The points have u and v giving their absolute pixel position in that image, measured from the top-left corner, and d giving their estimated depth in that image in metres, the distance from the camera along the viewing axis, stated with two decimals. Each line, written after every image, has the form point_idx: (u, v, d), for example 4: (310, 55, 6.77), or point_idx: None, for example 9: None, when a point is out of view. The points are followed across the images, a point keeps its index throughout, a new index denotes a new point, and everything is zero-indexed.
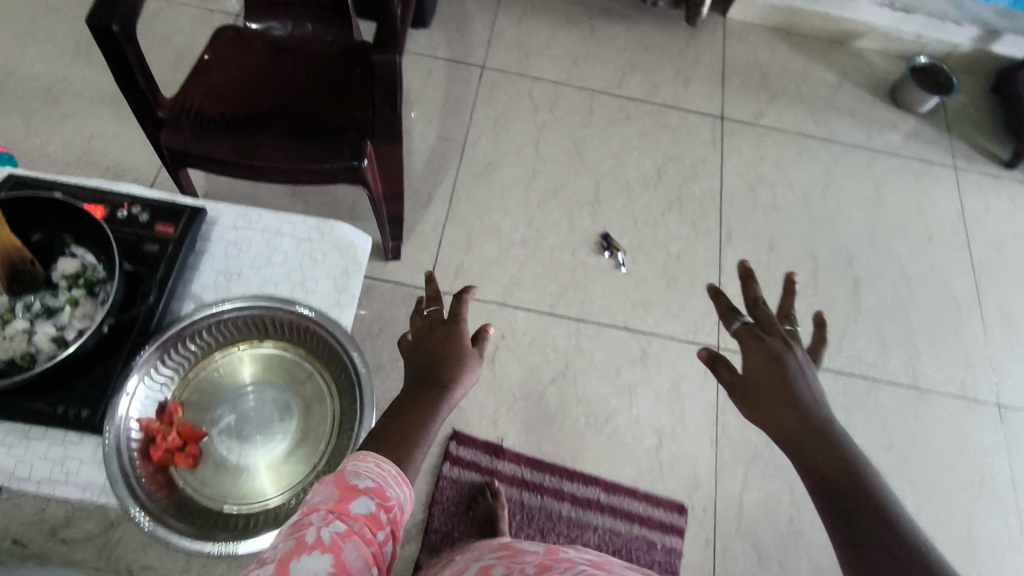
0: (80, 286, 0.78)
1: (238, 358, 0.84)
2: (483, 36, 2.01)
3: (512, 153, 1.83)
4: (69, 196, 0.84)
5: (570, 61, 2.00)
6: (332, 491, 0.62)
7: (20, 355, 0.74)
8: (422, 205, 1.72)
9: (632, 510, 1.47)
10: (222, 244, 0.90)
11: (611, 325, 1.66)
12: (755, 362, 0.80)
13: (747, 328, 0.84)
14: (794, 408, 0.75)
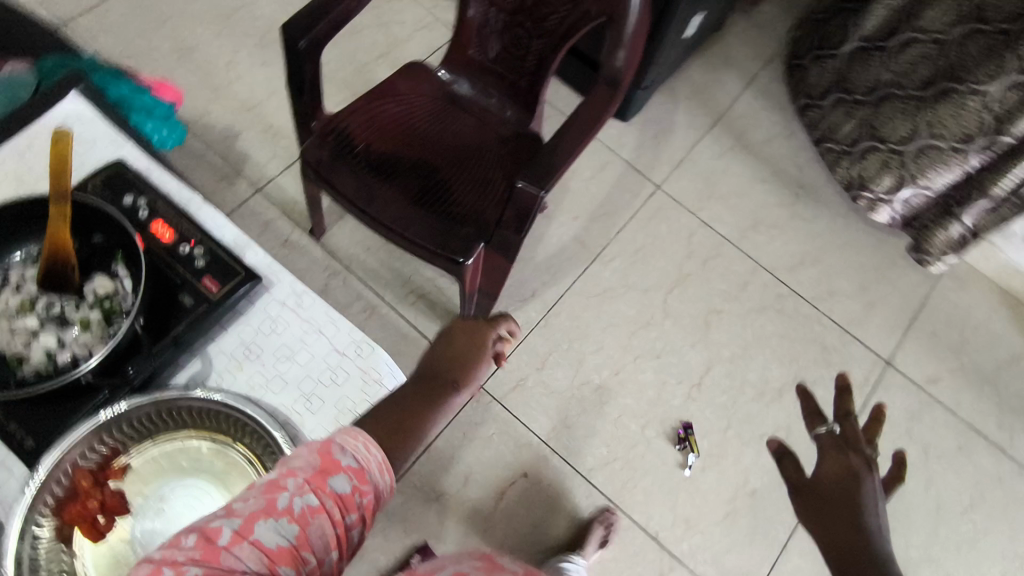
0: (101, 309, 0.75)
1: (208, 446, 0.76)
2: (676, 154, 1.84)
3: (637, 290, 1.66)
4: (150, 208, 0.82)
5: (751, 222, 1.78)
6: (313, 457, 0.56)
7: (14, 353, 0.72)
8: (522, 299, 1.61)
9: None
10: (264, 314, 0.84)
11: (641, 527, 1.44)
12: (832, 475, 0.72)
13: (835, 438, 0.75)
14: (859, 536, 0.67)
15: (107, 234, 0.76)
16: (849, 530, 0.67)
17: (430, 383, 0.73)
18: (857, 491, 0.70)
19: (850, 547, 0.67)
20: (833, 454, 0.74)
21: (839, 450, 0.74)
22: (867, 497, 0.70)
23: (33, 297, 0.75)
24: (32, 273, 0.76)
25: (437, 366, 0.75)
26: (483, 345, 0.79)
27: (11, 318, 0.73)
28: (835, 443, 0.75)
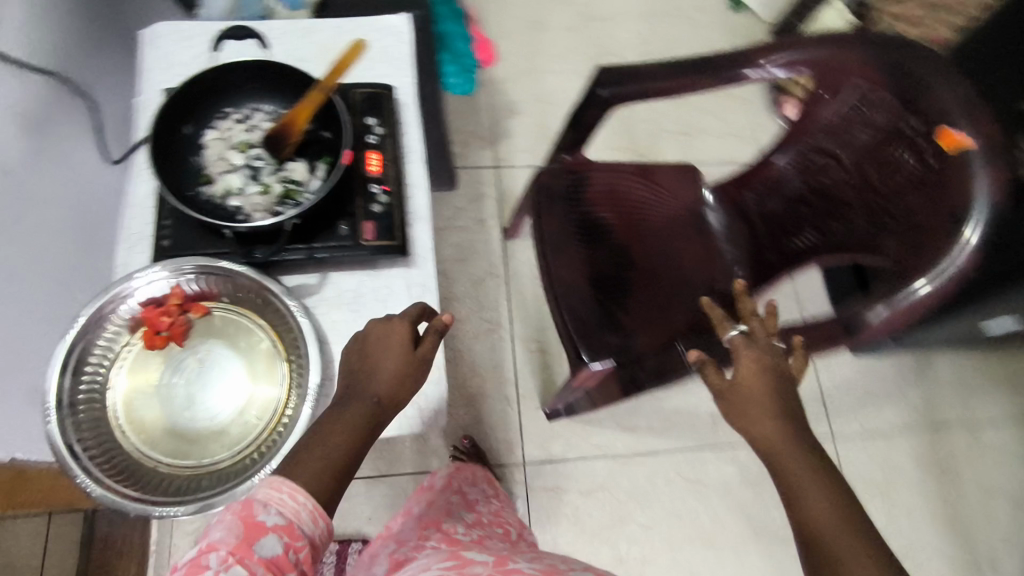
0: (283, 188, 0.83)
1: (266, 347, 0.82)
2: (873, 421, 1.51)
3: (730, 507, 1.44)
4: (378, 139, 0.88)
5: (907, 550, 1.41)
6: (236, 526, 0.56)
7: (208, 173, 0.82)
8: (622, 423, 1.48)
9: None
10: (389, 281, 0.86)
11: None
12: (751, 381, 0.80)
13: (741, 343, 0.84)
14: (784, 425, 0.77)
15: (333, 138, 0.83)
16: (771, 429, 0.77)
17: (349, 397, 0.73)
18: (778, 384, 0.80)
19: (774, 437, 0.76)
20: (743, 351, 0.83)
21: (749, 348, 0.84)
22: (782, 388, 0.80)
23: (251, 142, 0.84)
24: (265, 125, 0.85)
25: (360, 377, 0.74)
26: (399, 339, 0.76)
27: (227, 146, 0.83)
28: (743, 346, 0.84)
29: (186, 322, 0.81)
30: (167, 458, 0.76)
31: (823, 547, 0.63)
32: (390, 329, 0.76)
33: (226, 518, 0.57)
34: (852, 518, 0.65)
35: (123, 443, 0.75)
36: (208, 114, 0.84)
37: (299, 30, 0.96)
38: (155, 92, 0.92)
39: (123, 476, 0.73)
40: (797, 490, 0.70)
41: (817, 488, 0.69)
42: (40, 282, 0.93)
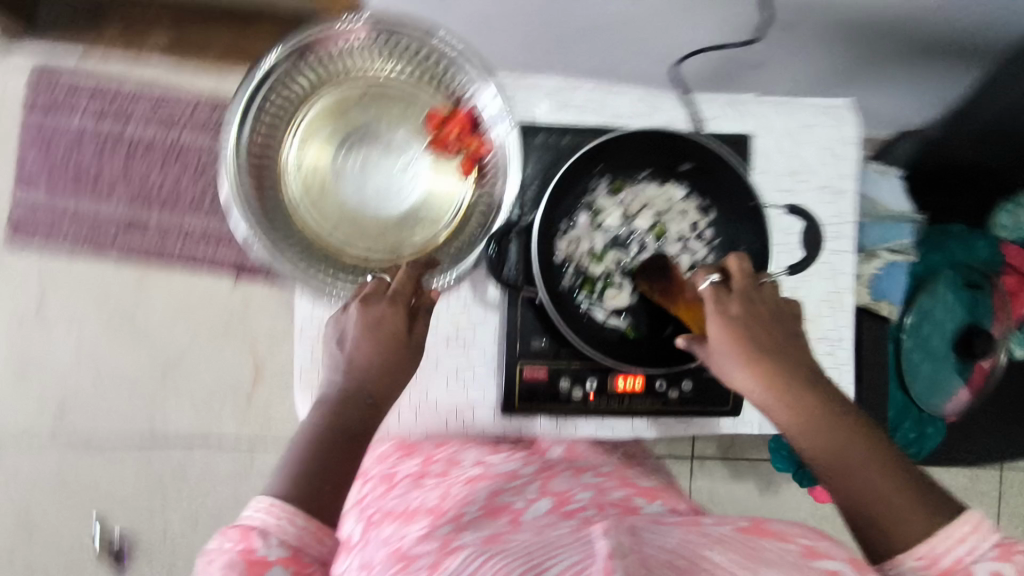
0: (599, 277, 0.66)
1: (418, 239, 0.71)
2: None
3: None
4: (656, 393, 0.69)
5: None
6: (236, 565, 0.42)
7: (625, 189, 0.67)
8: None
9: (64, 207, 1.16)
10: (474, 383, 0.71)
11: (84, 431, 1.21)
12: (722, 330, 0.54)
13: (723, 290, 0.55)
14: (777, 374, 0.53)
15: (655, 346, 0.65)
16: (758, 384, 0.53)
17: (341, 406, 0.53)
18: (758, 324, 0.55)
19: (772, 392, 0.53)
20: (711, 302, 0.55)
21: (726, 303, 0.55)
22: (764, 316, 0.56)
23: (663, 238, 0.67)
24: (686, 258, 0.67)
25: (358, 375, 0.55)
26: (392, 319, 0.56)
27: (659, 211, 0.67)
28: (718, 295, 0.55)
29: (447, 149, 0.70)
30: (293, 151, 0.70)
31: (891, 520, 0.48)
32: (376, 313, 0.56)
33: (223, 554, 0.43)
34: (909, 475, 0.49)
35: (304, 103, 0.70)
36: (704, 188, 0.66)
37: (835, 291, 0.75)
38: (762, 117, 0.75)
39: (269, 110, 0.67)
40: (826, 448, 0.51)
41: (862, 451, 0.50)
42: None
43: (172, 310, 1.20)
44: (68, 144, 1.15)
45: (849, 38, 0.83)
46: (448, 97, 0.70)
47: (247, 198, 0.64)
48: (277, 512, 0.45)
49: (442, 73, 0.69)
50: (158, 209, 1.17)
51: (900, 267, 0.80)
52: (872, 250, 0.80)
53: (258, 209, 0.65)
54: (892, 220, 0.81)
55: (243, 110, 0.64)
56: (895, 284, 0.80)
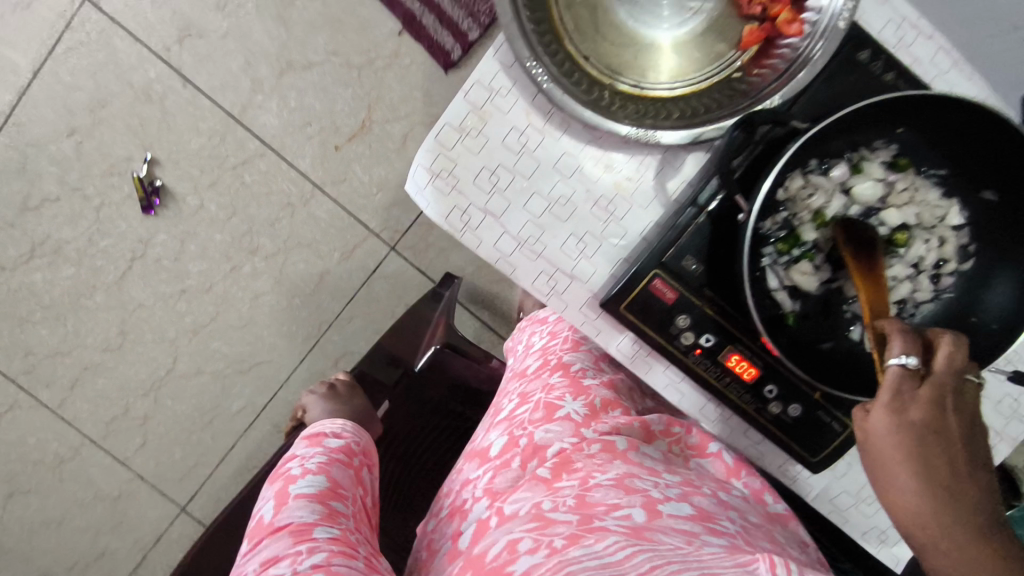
0: (805, 245, 0.53)
1: (647, 78, 0.57)
2: (169, 557, 1.34)
3: (212, 374, 1.30)
4: (759, 395, 0.58)
5: (60, 476, 1.31)
6: (306, 441, 0.71)
7: (904, 172, 0.52)
8: (352, 344, 1.31)
9: None
10: (589, 261, 0.62)
11: (190, 73, 1.21)
12: (893, 428, 0.49)
13: (916, 382, 0.48)
14: (932, 498, 0.49)
15: (805, 353, 0.54)
16: (898, 497, 0.50)
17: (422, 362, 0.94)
18: (933, 435, 0.49)
19: (915, 510, 0.49)
20: (888, 392, 0.49)
21: (906, 408, 0.49)
22: (946, 427, 0.50)
23: (900, 251, 0.53)
24: (904, 288, 0.54)
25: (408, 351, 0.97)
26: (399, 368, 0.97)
27: (917, 222, 0.53)
28: (904, 382, 0.49)
29: (750, 4, 0.55)
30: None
31: None
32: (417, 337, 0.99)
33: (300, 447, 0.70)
34: None
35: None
36: (988, 234, 0.52)
37: (997, 430, 0.64)
38: None
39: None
40: None
41: None
42: None
43: (330, 21, 1.20)
44: None
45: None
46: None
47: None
48: (332, 421, 0.74)
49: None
50: None
51: None
52: None
53: None
54: None
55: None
56: None
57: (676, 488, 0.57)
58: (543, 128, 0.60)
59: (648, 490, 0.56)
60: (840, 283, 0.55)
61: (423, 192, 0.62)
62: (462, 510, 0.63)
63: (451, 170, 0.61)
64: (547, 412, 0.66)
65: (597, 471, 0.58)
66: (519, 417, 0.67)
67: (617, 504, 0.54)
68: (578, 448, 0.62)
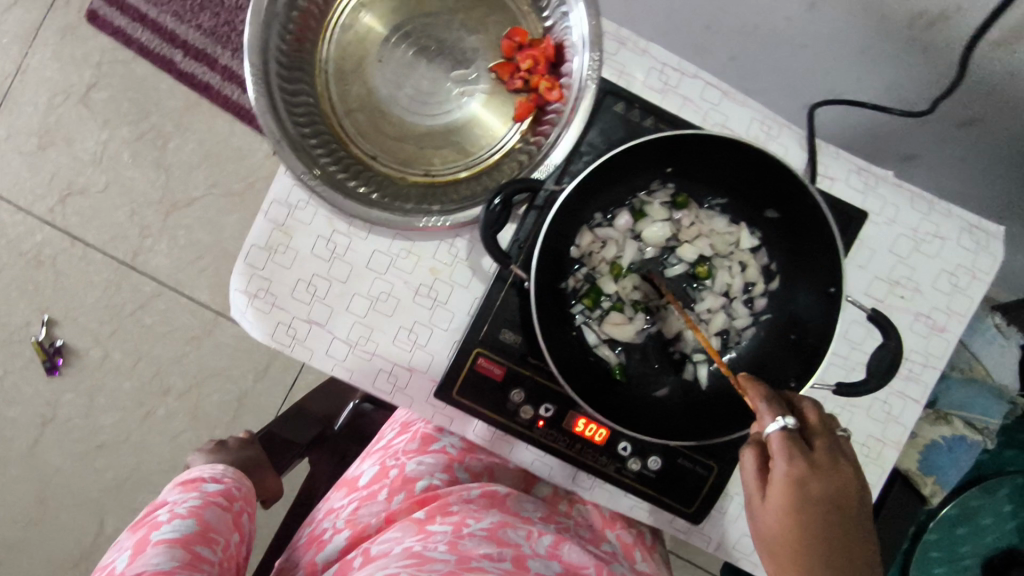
0: (613, 296, 0.53)
1: (437, 166, 0.59)
2: None
3: None
4: (615, 454, 0.55)
5: None
6: (179, 487, 0.64)
7: (687, 208, 0.53)
8: None
9: (147, 31, 1.21)
10: (424, 350, 0.60)
11: (77, 230, 1.21)
12: (792, 499, 0.46)
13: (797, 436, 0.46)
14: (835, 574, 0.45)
15: (640, 404, 0.52)
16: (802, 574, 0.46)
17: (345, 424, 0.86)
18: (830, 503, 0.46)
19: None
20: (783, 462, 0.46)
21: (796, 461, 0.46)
22: (846, 495, 0.47)
23: (705, 283, 0.53)
24: (721, 318, 0.53)
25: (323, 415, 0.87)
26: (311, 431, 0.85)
27: (715, 251, 0.53)
28: (794, 449, 0.46)
29: (512, 79, 0.58)
30: (349, 11, 0.59)
31: None
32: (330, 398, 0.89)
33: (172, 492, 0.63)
34: None
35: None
36: (782, 250, 0.52)
37: (879, 437, 0.60)
38: (887, 201, 0.61)
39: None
40: None
41: None
42: None
43: (205, 154, 1.23)
44: None
45: (1012, 140, 0.71)
46: (541, 23, 0.58)
47: (272, 34, 0.54)
48: (213, 466, 0.69)
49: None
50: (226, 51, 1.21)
51: (968, 445, 0.63)
52: (944, 412, 0.63)
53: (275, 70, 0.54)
54: (987, 390, 0.63)
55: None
56: (953, 465, 0.62)
57: (548, 539, 0.57)
58: (350, 230, 0.59)
59: (520, 543, 0.55)
60: (659, 325, 0.53)
61: (244, 316, 0.60)
62: (320, 539, 0.62)
63: (267, 288, 0.59)
64: (423, 443, 0.64)
65: (471, 517, 0.56)
66: (395, 446, 0.65)
67: (490, 556, 0.53)
68: (455, 491, 0.60)
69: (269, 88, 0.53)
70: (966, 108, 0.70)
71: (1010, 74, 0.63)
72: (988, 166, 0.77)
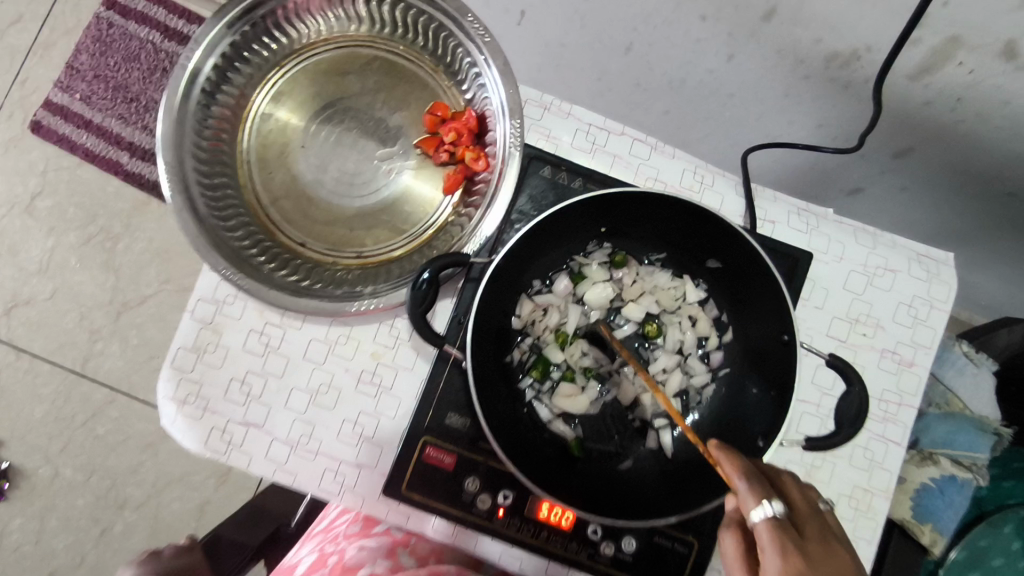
0: (562, 365, 0.50)
1: (369, 247, 0.56)
2: None
3: None
4: (585, 539, 0.50)
5: None
6: None
7: (627, 266, 0.51)
8: None
9: (93, 140, 1.20)
10: (371, 442, 0.55)
11: (22, 343, 1.16)
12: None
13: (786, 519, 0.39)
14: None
15: (603, 482, 0.48)
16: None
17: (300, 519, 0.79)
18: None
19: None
20: (775, 556, 0.38)
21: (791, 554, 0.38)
22: None
23: (656, 343, 0.50)
24: (678, 378, 0.50)
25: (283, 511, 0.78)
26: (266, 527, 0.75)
27: (662, 308, 0.51)
28: (786, 538, 0.39)
29: (437, 153, 0.57)
30: (268, 101, 0.57)
31: None
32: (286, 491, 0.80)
33: None
34: None
35: (298, 53, 0.58)
36: (730, 300, 0.50)
37: (865, 486, 0.57)
38: (833, 239, 0.60)
39: (241, 48, 0.55)
40: None
41: None
42: (607, 42, 0.76)
43: (156, 253, 1.20)
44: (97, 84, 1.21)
45: (946, 165, 0.71)
46: (462, 96, 0.58)
47: (187, 131, 0.53)
48: None
49: (454, 56, 0.57)
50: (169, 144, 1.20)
51: (959, 485, 0.59)
52: (929, 452, 0.60)
53: (192, 165, 0.53)
54: (969, 423, 0.60)
55: (212, 44, 0.53)
56: (948, 507, 0.58)
57: None
58: (283, 321, 0.56)
59: None
60: (614, 392, 0.50)
61: (173, 425, 0.55)
62: None
63: (197, 393, 0.55)
64: (366, 526, 0.61)
65: None
66: (336, 530, 0.62)
67: None
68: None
69: (187, 185, 0.52)
70: (893, 139, 0.71)
71: (928, 105, 0.63)
72: (929, 190, 0.77)
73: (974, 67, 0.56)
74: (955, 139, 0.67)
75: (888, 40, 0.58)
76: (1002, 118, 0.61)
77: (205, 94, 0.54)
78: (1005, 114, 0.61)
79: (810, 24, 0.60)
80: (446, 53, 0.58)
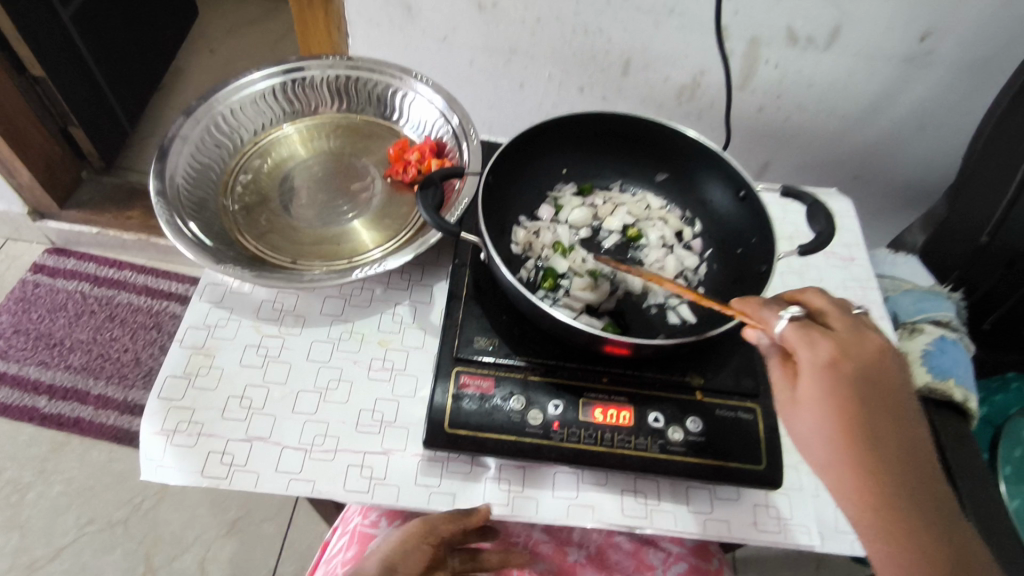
0: (570, 271, 0.53)
1: (359, 253, 0.59)
2: None
3: None
4: (646, 429, 0.48)
5: None
6: None
7: (594, 194, 0.58)
8: None
9: (11, 390, 1.13)
10: (395, 425, 0.51)
11: None
12: (827, 387, 0.39)
13: (804, 324, 0.40)
14: (884, 462, 0.39)
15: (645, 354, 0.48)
16: (852, 471, 0.39)
17: None
18: (868, 388, 0.39)
19: (873, 479, 0.38)
20: (805, 349, 0.40)
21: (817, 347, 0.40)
22: (879, 375, 0.40)
23: (642, 242, 0.55)
24: (673, 265, 0.54)
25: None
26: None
27: (636, 216, 0.57)
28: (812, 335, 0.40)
29: (406, 171, 0.64)
30: (249, 162, 0.65)
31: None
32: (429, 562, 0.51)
33: None
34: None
35: (268, 134, 0.66)
36: (687, 199, 0.58)
37: None
38: None
39: (227, 122, 0.64)
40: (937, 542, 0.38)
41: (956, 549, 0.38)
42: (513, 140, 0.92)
43: (76, 494, 1.05)
44: (21, 338, 1.19)
45: (801, 165, 0.87)
46: (417, 137, 0.68)
47: (176, 176, 0.58)
48: None
49: (402, 110, 0.68)
50: (92, 377, 1.16)
51: (952, 343, 0.63)
52: (911, 323, 0.66)
53: (184, 200, 0.58)
54: (928, 293, 0.67)
55: (201, 113, 0.62)
56: (956, 363, 0.61)
57: None
58: (281, 330, 0.55)
59: None
60: (623, 287, 0.53)
61: (162, 464, 0.48)
62: None
63: (189, 419, 0.50)
64: None
65: None
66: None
67: None
68: None
69: (180, 213, 0.56)
70: (754, 156, 0.87)
71: (762, 108, 0.80)
72: None
73: (777, 62, 0.73)
74: (796, 136, 0.83)
75: (716, 61, 0.74)
76: (816, 102, 0.77)
77: (192, 158, 0.61)
78: (817, 98, 0.77)
79: (657, 68, 0.77)
80: (394, 113, 0.69)
